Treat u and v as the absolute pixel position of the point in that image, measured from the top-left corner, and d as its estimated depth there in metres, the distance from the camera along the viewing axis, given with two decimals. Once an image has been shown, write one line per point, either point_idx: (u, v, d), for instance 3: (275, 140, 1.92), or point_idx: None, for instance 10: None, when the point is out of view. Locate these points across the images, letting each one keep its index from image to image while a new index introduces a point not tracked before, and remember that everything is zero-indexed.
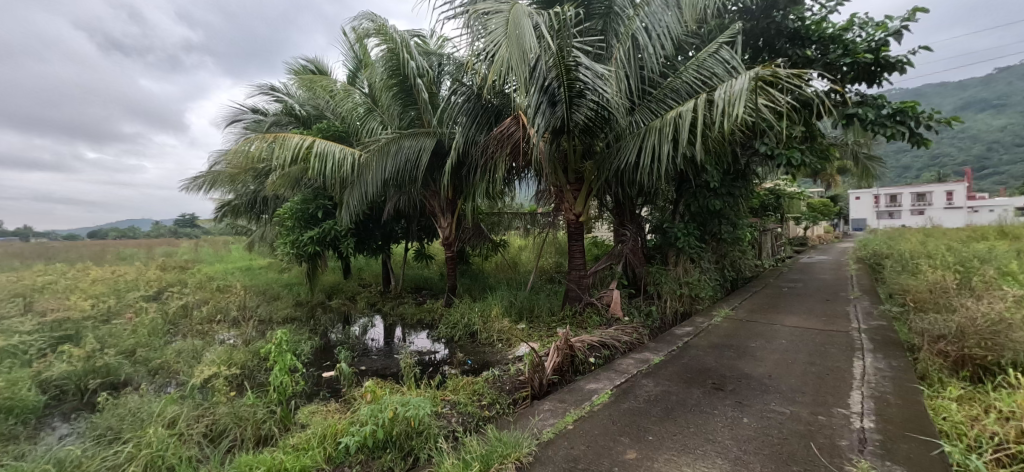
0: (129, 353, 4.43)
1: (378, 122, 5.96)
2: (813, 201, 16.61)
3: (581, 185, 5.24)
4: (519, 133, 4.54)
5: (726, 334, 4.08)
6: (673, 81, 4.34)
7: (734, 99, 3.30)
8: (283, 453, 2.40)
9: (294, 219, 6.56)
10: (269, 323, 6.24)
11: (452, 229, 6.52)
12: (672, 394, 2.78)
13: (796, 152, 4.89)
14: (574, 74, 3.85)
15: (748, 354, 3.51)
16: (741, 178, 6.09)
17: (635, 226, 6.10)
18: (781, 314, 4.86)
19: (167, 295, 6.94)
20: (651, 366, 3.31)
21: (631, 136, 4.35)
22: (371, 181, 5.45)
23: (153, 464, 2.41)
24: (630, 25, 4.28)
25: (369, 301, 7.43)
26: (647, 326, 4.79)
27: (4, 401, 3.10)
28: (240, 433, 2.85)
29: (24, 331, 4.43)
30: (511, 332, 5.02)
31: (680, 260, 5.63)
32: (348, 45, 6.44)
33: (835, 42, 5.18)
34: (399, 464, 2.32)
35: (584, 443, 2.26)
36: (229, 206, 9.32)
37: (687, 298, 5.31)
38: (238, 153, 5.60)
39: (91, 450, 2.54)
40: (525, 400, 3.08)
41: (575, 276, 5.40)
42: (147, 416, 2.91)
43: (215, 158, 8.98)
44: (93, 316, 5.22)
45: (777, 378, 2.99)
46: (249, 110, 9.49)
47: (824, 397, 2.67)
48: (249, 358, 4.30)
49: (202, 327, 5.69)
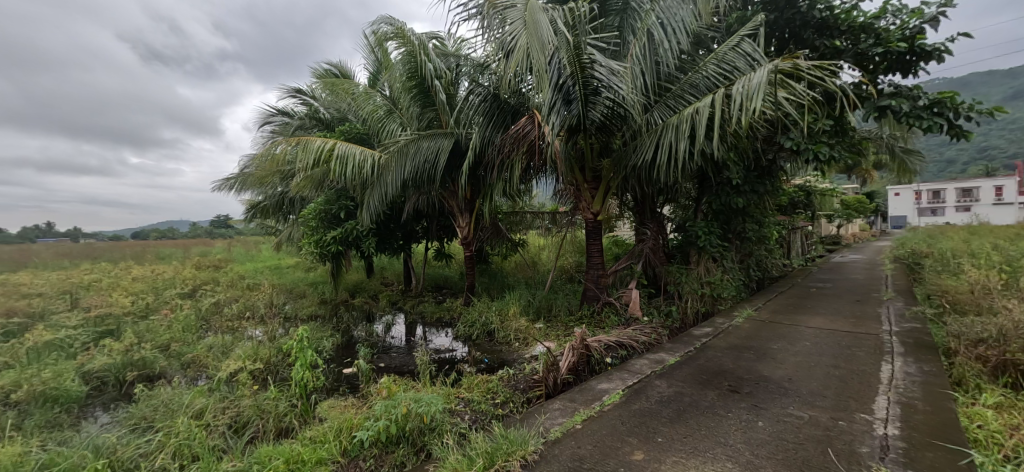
0: (164, 347, 4.69)
1: (397, 124, 6.12)
2: (847, 197, 15.91)
3: (599, 183, 5.18)
4: (534, 132, 4.55)
5: (747, 336, 3.96)
6: (692, 76, 4.25)
7: (752, 93, 3.21)
8: (301, 445, 2.47)
9: (318, 220, 6.77)
10: (294, 320, 6.48)
11: (470, 229, 6.59)
12: (685, 396, 2.74)
13: (824, 146, 4.70)
14: (589, 72, 3.83)
15: (768, 356, 3.40)
16: (766, 175, 5.89)
17: (656, 225, 6.02)
18: (807, 315, 4.70)
19: (201, 292, 7.29)
20: (665, 367, 3.26)
21: (648, 133, 4.29)
22: (391, 182, 5.54)
23: (180, 453, 2.53)
24: (647, 20, 4.19)
25: (390, 299, 7.58)
26: (665, 326, 4.74)
27: (50, 390, 3.36)
28: (263, 425, 2.97)
29: (70, 326, 4.78)
30: (528, 330, 5.03)
31: (702, 260, 5.51)
32: (369, 49, 6.60)
33: (866, 32, 5.01)
34: (410, 460, 2.37)
35: (590, 442, 2.25)
36: (258, 207, 9.70)
37: (709, 298, 5.21)
38: (264, 157, 5.85)
39: (125, 437, 2.69)
40: (539, 399, 3.10)
41: (593, 276, 5.35)
42: (178, 406, 3.07)
43: (245, 161, 9.36)
44: (132, 312, 5.58)
45: (797, 381, 2.90)
46: (277, 112, 9.82)
47: (846, 403, 2.56)
48: (274, 354, 4.44)
49: (232, 323, 5.94)
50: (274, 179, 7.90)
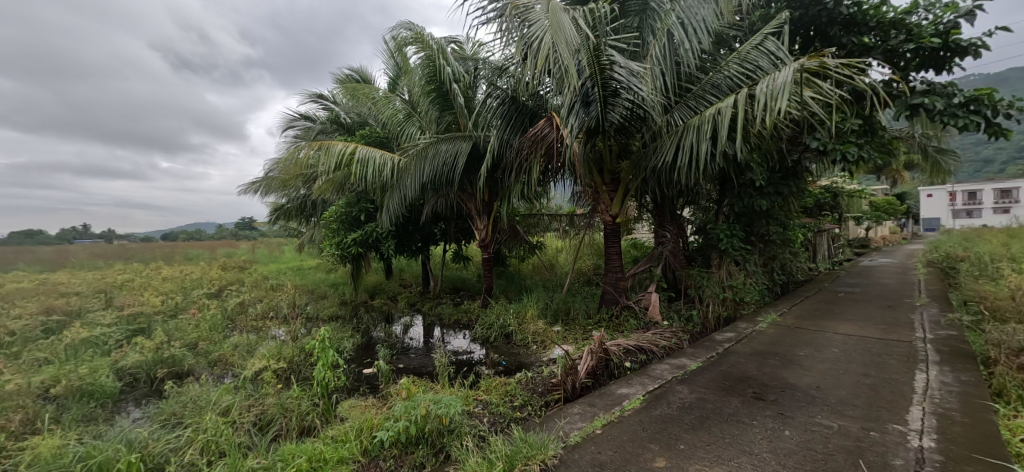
0: (192, 345, 4.84)
1: (416, 127, 6.19)
2: (876, 199, 15.37)
3: (617, 185, 5.13)
4: (553, 134, 4.54)
5: (772, 342, 3.86)
6: (713, 76, 4.18)
7: (777, 93, 3.14)
8: (323, 444, 2.52)
9: (339, 223, 6.90)
10: (315, 320, 6.61)
11: (488, 231, 6.61)
12: (707, 402, 2.68)
13: (852, 146, 4.56)
14: (608, 73, 3.81)
15: (794, 363, 3.31)
16: (791, 177, 5.73)
17: (676, 227, 5.94)
18: (835, 321, 4.55)
19: (227, 292, 7.51)
20: (687, 373, 3.20)
21: (669, 134, 4.24)
22: (410, 185, 5.60)
23: (208, 449, 2.61)
24: (667, 21, 4.14)
25: (409, 301, 7.67)
26: (686, 330, 4.66)
27: (86, 386, 3.51)
28: (286, 424, 3.03)
29: (105, 323, 4.99)
30: (546, 333, 5.02)
31: (723, 263, 5.39)
32: (389, 54, 6.70)
33: (897, 27, 4.84)
34: (430, 461, 2.38)
35: (611, 448, 2.23)
36: (281, 210, 9.95)
37: (731, 302, 5.11)
38: (287, 161, 6.00)
39: (156, 432, 2.78)
40: (558, 403, 3.08)
41: (612, 279, 5.29)
42: (205, 403, 3.17)
43: (269, 165, 9.62)
44: (162, 311, 5.78)
45: (825, 389, 2.81)
46: (299, 117, 10.05)
47: (878, 413, 2.47)
48: (297, 353, 4.53)
49: (257, 323, 6.09)
50: (297, 182, 8.08)
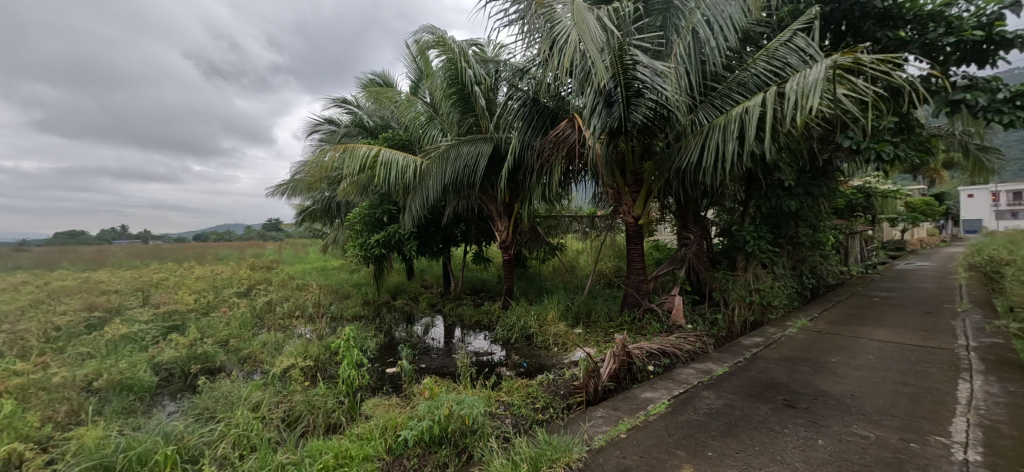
0: (224, 342, 5.01)
1: (438, 130, 6.26)
2: (913, 199, 14.71)
3: (640, 186, 5.06)
4: (575, 135, 4.52)
5: (802, 348, 3.74)
6: (740, 74, 4.09)
7: (808, 91, 3.04)
8: (349, 441, 2.56)
9: (362, 224, 7.03)
10: (340, 320, 6.75)
11: (509, 232, 6.62)
12: (736, 409, 2.61)
13: (888, 144, 4.38)
14: (632, 73, 3.77)
15: (827, 370, 3.20)
16: (822, 177, 5.54)
17: (699, 229, 5.82)
18: (869, 327, 4.37)
19: (256, 292, 7.74)
20: (714, 378, 3.13)
21: (693, 134, 4.16)
22: (432, 186, 5.66)
23: (239, 443, 2.69)
24: (692, 19, 4.07)
25: (430, 301, 7.74)
26: (711, 334, 4.56)
27: (125, 380, 3.67)
28: (313, 420, 3.10)
29: (142, 320, 5.22)
30: (567, 335, 4.99)
31: (750, 265, 5.25)
32: (411, 58, 6.80)
33: (935, 20, 4.63)
34: (453, 461, 2.40)
35: (637, 453, 2.20)
36: (307, 212, 10.21)
37: (758, 306, 4.97)
38: (313, 164, 6.14)
39: (191, 426, 2.89)
40: (580, 406, 3.05)
41: (634, 281, 5.23)
42: (237, 399, 3.27)
43: (295, 168, 9.88)
44: (196, 309, 6.00)
45: (860, 398, 2.70)
46: (324, 121, 10.31)
47: (919, 423, 2.36)
48: (323, 352, 4.63)
49: (284, 321, 6.26)
50: (322, 185, 8.28)
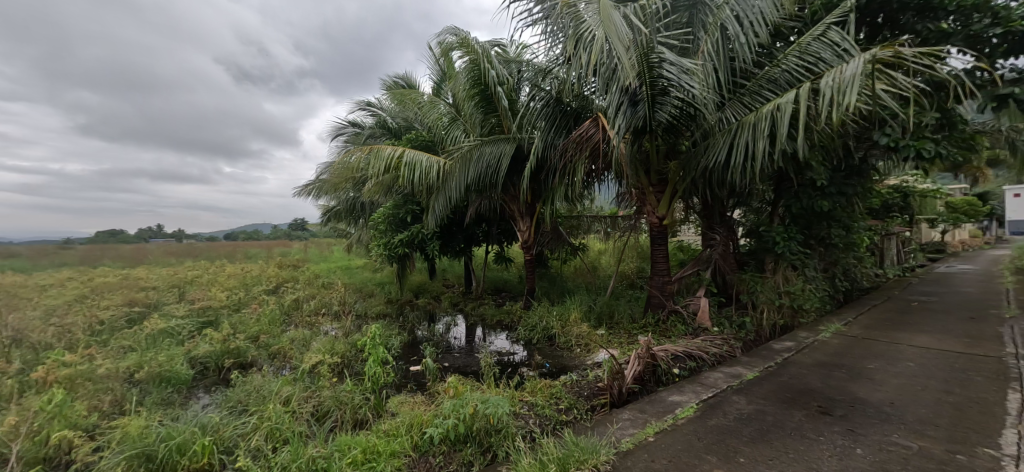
0: (254, 338, 5.17)
1: (461, 131, 6.31)
2: (954, 199, 14.00)
3: (665, 186, 4.98)
4: (598, 135, 4.49)
5: (836, 353, 3.60)
6: (770, 70, 3.98)
7: (844, 87, 2.94)
8: (376, 437, 2.61)
9: (386, 224, 7.14)
10: (364, 317, 6.87)
11: (531, 232, 6.61)
12: (767, 414, 2.54)
13: (929, 142, 4.18)
14: (658, 71, 3.72)
15: (864, 376, 3.07)
16: (856, 176, 5.33)
17: (726, 230, 5.69)
18: (909, 332, 4.18)
19: (284, 290, 7.96)
20: (743, 382, 3.05)
21: (721, 133, 4.07)
22: (455, 187, 5.70)
23: (272, 435, 2.77)
24: (720, 15, 3.98)
25: (452, 301, 7.80)
26: (738, 338, 4.45)
27: (164, 372, 3.83)
28: (341, 416, 3.17)
29: (179, 315, 5.44)
30: (590, 337, 4.94)
31: (780, 268, 5.10)
32: (434, 60, 6.86)
33: (980, 10, 4.40)
34: (478, 460, 2.42)
35: (665, 457, 2.16)
36: (332, 212, 10.44)
37: (788, 309, 4.83)
38: (339, 165, 6.27)
39: (226, 418, 2.99)
40: (604, 407, 3.02)
41: (658, 282, 5.14)
42: (268, 393, 3.37)
43: (321, 169, 10.13)
44: (228, 305, 6.21)
45: (901, 407, 2.59)
46: (349, 124, 10.55)
47: (965, 434, 2.25)
48: (349, 349, 4.73)
49: (311, 318, 6.41)
50: (348, 186, 8.45)
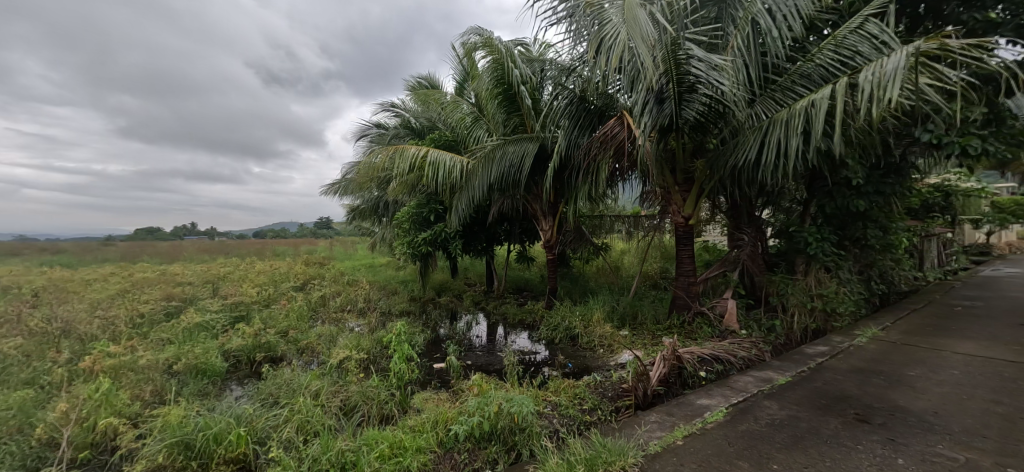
0: (284, 333, 5.33)
1: (483, 130, 6.34)
2: (1001, 198, 13.25)
3: (691, 185, 4.88)
4: (623, 134, 4.44)
5: (873, 359, 3.46)
6: (804, 65, 3.84)
7: (885, 82, 2.82)
8: (402, 432, 2.65)
9: (410, 223, 7.24)
10: (389, 314, 6.98)
11: (553, 232, 6.59)
12: (801, 421, 2.46)
13: (975, 138, 3.96)
14: (685, 68, 3.65)
15: (904, 384, 2.94)
16: (895, 174, 5.10)
17: (754, 230, 5.54)
18: (953, 338, 3.98)
19: (311, 286, 8.16)
20: (774, 387, 2.97)
21: (751, 130, 3.96)
22: (477, 186, 5.73)
23: (302, 428, 2.85)
24: (750, 9, 3.87)
25: (474, 299, 7.85)
26: (767, 341, 4.33)
27: (200, 364, 3.99)
28: (368, 410, 3.23)
29: (213, 309, 5.65)
30: (613, 337, 4.89)
31: (812, 269, 4.93)
32: (457, 59, 6.90)
33: None
34: (502, 458, 2.44)
35: (695, 461, 2.12)
36: (357, 211, 10.66)
37: (821, 313, 4.66)
38: (365, 165, 6.39)
39: (259, 409, 3.09)
40: (628, 409, 2.99)
41: (683, 283, 5.05)
42: (298, 386, 3.47)
43: (347, 169, 10.35)
44: (258, 301, 6.40)
45: (945, 416, 2.47)
46: (374, 125, 10.75)
47: (1017, 447, 2.12)
48: (374, 345, 4.82)
49: (337, 315, 6.56)
50: (372, 185, 8.61)
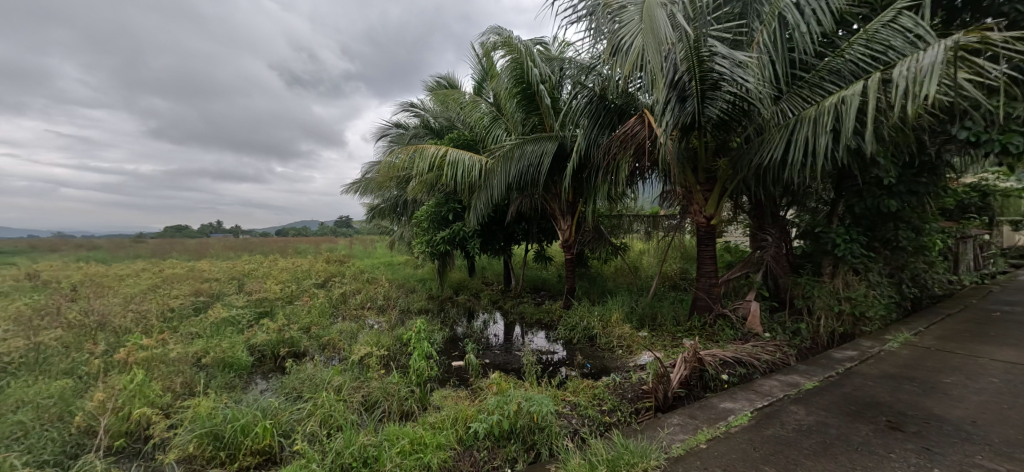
0: (306, 329, 5.44)
1: (502, 129, 6.35)
2: None
3: (713, 184, 4.79)
4: (644, 132, 4.38)
5: (905, 365, 3.34)
6: (833, 61, 3.72)
7: (921, 77, 2.72)
8: (423, 429, 2.67)
9: (429, 222, 7.29)
10: (408, 312, 7.06)
11: (572, 231, 6.55)
12: (830, 427, 2.40)
13: (1018, 135, 3.78)
14: (709, 65, 3.58)
15: (939, 391, 2.83)
16: (929, 173, 4.90)
17: (779, 231, 5.40)
18: (992, 345, 3.80)
19: (331, 283, 8.31)
20: (801, 392, 2.89)
21: (777, 128, 3.87)
22: (496, 185, 5.74)
23: (326, 422, 2.91)
24: (777, 4, 3.76)
25: (491, 298, 7.87)
26: (792, 345, 4.22)
27: (227, 358, 4.11)
28: (389, 406, 3.28)
29: (238, 304, 5.81)
30: (632, 338, 4.84)
31: (839, 271, 4.78)
32: (476, 59, 6.92)
33: None
34: (522, 457, 2.44)
35: (719, 465, 2.09)
36: (377, 209, 10.79)
37: (849, 316, 4.51)
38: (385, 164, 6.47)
39: (284, 403, 3.16)
40: (648, 411, 2.96)
41: (705, 285, 4.96)
42: (321, 382, 3.54)
43: (367, 168, 10.49)
44: (282, 297, 6.56)
45: (984, 426, 2.36)
46: (393, 125, 10.87)
47: None
48: (393, 343, 4.88)
49: (357, 312, 6.67)
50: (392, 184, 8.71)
